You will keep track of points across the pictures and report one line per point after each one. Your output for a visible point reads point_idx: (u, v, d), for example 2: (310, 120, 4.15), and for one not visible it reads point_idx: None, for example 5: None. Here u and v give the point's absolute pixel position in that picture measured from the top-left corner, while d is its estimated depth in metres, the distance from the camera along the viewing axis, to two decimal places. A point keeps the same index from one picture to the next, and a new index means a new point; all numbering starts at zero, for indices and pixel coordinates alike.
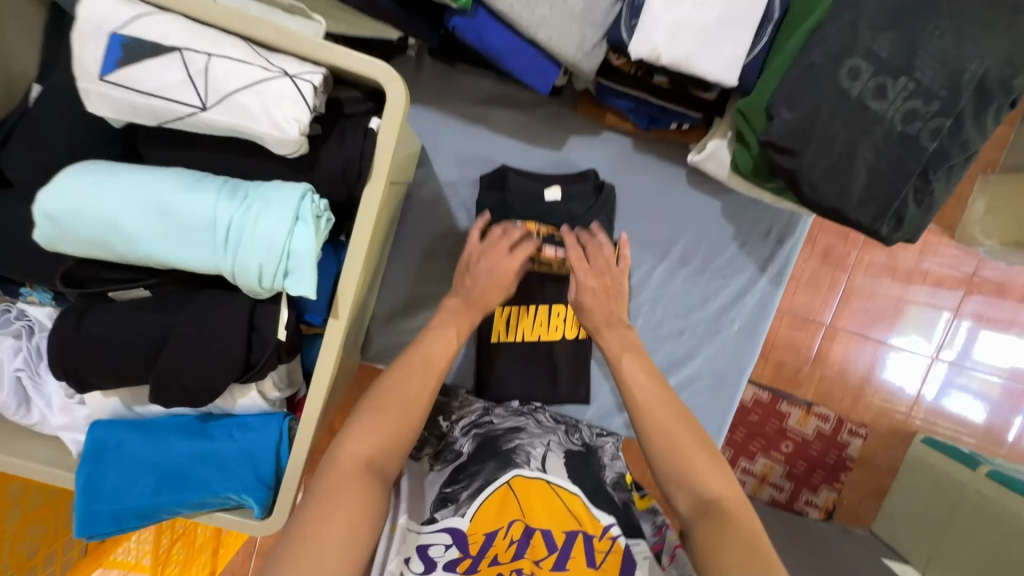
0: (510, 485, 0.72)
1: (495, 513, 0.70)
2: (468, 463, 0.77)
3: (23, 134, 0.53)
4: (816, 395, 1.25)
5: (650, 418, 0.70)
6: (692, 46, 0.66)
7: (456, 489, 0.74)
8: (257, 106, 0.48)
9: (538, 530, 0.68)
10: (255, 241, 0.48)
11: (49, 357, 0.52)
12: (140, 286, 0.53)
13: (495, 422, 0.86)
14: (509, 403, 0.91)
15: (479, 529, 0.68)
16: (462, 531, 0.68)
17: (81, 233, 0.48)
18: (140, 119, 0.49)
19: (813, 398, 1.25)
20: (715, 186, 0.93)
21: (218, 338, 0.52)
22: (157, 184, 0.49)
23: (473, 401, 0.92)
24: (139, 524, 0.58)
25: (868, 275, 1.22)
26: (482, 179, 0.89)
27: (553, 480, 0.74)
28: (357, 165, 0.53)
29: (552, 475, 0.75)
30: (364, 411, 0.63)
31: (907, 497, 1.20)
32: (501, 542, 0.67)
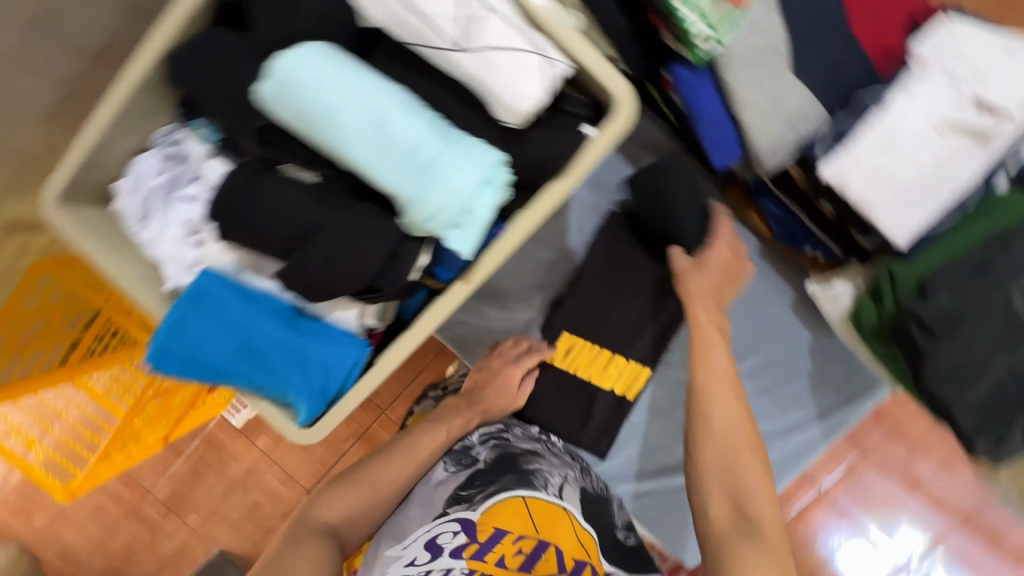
0: (526, 501, 0.76)
1: (507, 516, 0.75)
2: (486, 472, 0.80)
3: None
4: None
5: (717, 411, 0.73)
6: (881, 194, 0.67)
7: (471, 492, 0.78)
8: (504, 68, 0.49)
9: (553, 546, 0.73)
10: (447, 185, 0.49)
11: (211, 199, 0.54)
12: (314, 171, 0.55)
13: (515, 440, 0.87)
14: (529, 428, 0.93)
15: (491, 524, 0.74)
16: (473, 523, 0.74)
17: (298, 102, 0.49)
18: (394, 30, 0.51)
19: None
20: (814, 321, 0.92)
21: (361, 250, 0.53)
22: (384, 95, 0.50)
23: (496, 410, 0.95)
24: (192, 379, 0.58)
25: (879, 466, 1.19)
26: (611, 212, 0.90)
27: (568, 508, 0.79)
28: (556, 159, 0.54)
29: (567, 503, 0.80)
30: (342, 483, 0.76)
31: None
32: (509, 545, 0.72)
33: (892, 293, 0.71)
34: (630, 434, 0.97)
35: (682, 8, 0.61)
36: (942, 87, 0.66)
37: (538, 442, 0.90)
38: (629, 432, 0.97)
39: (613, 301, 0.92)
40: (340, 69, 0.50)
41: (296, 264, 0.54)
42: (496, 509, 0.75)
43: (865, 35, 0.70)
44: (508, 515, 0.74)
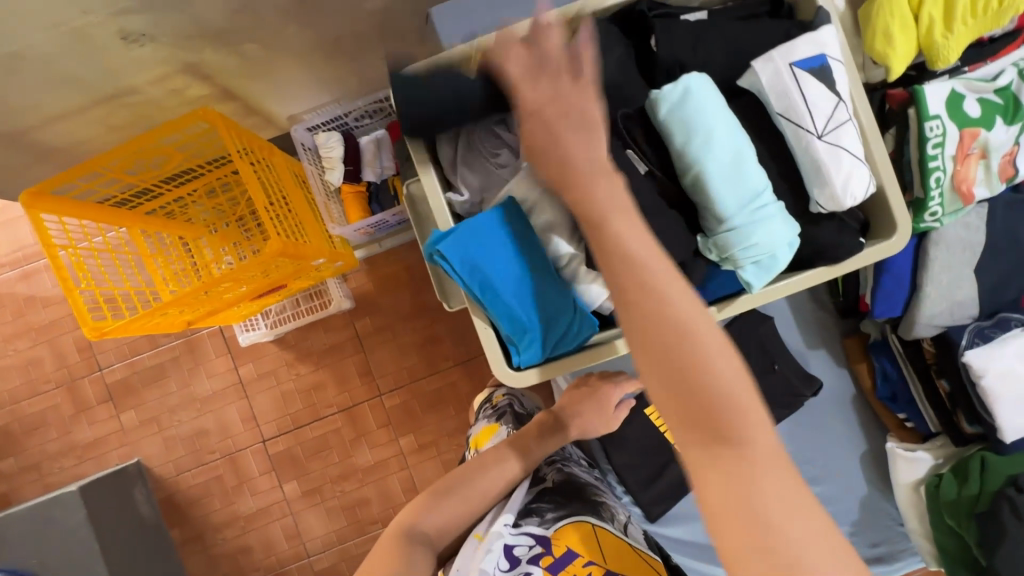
0: (594, 529, 0.76)
1: (577, 541, 0.74)
2: (553, 493, 0.82)
3: (689, 26, 0.64)
4: None
5: None
6: (1005, 394, 0.81)
7: (541, 506, 0.79)
8: (844, 168, 0.60)
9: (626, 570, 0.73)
10: (774, 229, 0.58)
11: None
12: (643, 168, 0.62)
13: (578, 471, 0.92)
14: (591, 468, 0.97)
15: (561, 543, 0.73)
16: (544, 538, 0.74)
17: (687, 114, 0.58)
18: (771, 100, 0.61)
19: None
20: (873, 478, 1.02)
21: (661, 246, 0.60)
22: (748, 141, 0.60)
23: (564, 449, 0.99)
24: (458, 283, 0.62)
25: None
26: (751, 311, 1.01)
27: (634, 541, 0.80)
28: (836, 251, 0.64)
29: (633, 536, 0.80)
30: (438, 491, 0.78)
31: None
32: (580, 567, 0.72)
33: (979, 478, 0.82)
34: (682, 510, 1.02)
35: (933, 188, 0.74)
36: None
37: (602, 480, 0.95)
38: (682, 508, 1.01)
39: None
40: (725, 104, 0.59)
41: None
42: (563, 527, 0.75)
43: None
44: (576, 536, 0.74)
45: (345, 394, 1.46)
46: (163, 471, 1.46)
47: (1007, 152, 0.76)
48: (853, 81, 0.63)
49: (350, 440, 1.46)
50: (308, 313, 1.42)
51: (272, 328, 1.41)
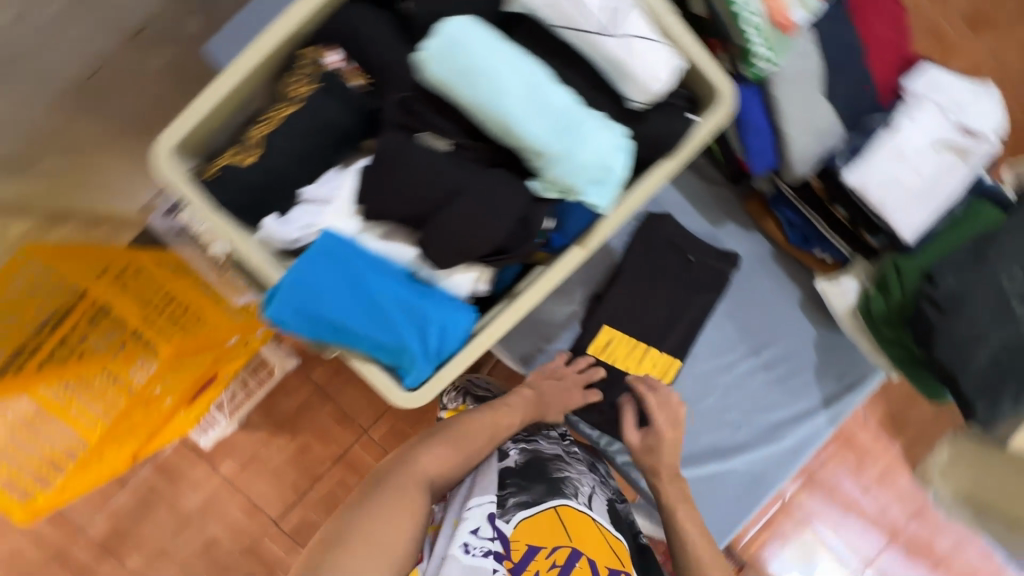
0: (557, 511, 0.79)
1: (541, 531, 0.75)
2: (519, 475, 0.84)
3: None
4: (751, 559, 1.56)
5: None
6: (893, 198, 0.80)
7: (505, 493, 0.80)
8: (644, 54, 0.56)
9: (585, 556, 0.75)
10: (592, 147, 0.55)
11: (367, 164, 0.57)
12: (449, 139, 0.58)
13: (544, 446, 0.94)
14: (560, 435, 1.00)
15: (522, 539, 0.74)
16: (507, 535, 0.74)
17: (461, 65, 0.53)
18: (545, 14, 0.57)
19: (747, 560, 1.56)
20: (820, 318, 1.04)
21: (494, 210, 0.57)
22: (535, 66, 0.56)
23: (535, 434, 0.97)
24: (309, 335, 0.57)
25: (828, 482, 1.52)
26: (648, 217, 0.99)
27: (596, 519, 0.82)
28: (672, 139, 0.61)
29: (595, 513, 0.83)
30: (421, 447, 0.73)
31: None
32: (543, 561, 0.73)
33: (898, 283, 0.83)
34: None
35: (751, 32, 0.71)
36: (935, 114, 0.83)
37: (568, 450, 0.97)
38: None
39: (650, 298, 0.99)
40: (499, 41, 0.55)
41: (441, 219, 0.56)
42: (527, 519, 0.77)
43: (876, 71, 0.86)
44: (540, 525, 0.76)
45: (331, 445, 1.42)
46: None
47: None
48: None
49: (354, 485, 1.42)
50: (258, 391, 1.36)
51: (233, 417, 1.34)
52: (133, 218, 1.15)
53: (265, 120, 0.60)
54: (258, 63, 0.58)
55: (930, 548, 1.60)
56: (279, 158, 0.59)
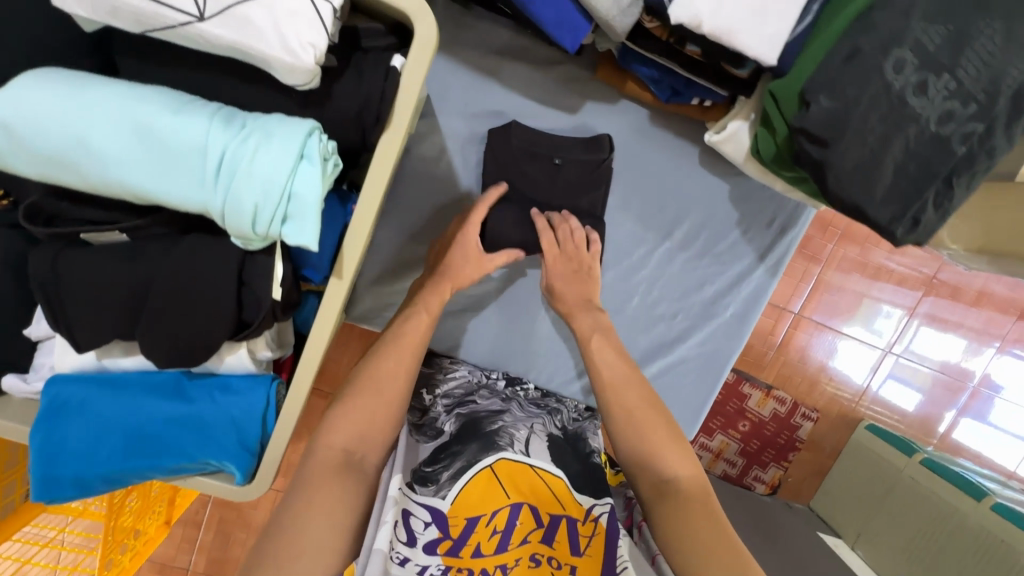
0: (492, 467, 0.76)
1: (476, 497, 0.74)
2: (451, 443, 0.81)
3: None
4: (776, 378, 1.57)
5: (617, 397, 0.79)
6: (737, 19, 0.62)
7: (436, 469, 0.77)
8: (265, 23, 0.40)
9: (527, 505, 0.74)
10: (254, 174, 0.42)
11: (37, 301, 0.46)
12: (116, 229, 0.46)
13: (479, 403, 0.89)
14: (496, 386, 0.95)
15: (460, 512, 0.72)
16: (442, 512, 0.72)
17: (42, 150, 0.40)
18: (120, 24, 0.41)
19: (773, 381, 1.57)
20: (727, 167, 0.89)
21: (203, 292, 0.47)
22: (139, 101, 0.42)
23: (459, 372, 0.95)
24: (101, 489, 0.52)
25: (839, 269, 1.52)
26: (490, 139, 0.84)
27: (536, 463, 0.78)
28: (375, 107, 0.46)
29: (535, 458, 0.79)
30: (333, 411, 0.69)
31: (847, 473, 1.56)
32: (484, 529, 0.72)
33: (780, 114, 0.68)
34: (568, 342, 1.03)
35: None
36: None
37: (506, 399, 0.93)
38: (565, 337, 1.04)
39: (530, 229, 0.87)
40: (77, 94, 0.41)
41: (151, 320, 0.47)
42: (461, 488, 0.74)
43: None
44: (475, 489, 0.74)
45: None
46: None
47: None
48: None
49: None
50: None
51: None
52: None
53: None
54: None
55: (953, 287, 1.56)
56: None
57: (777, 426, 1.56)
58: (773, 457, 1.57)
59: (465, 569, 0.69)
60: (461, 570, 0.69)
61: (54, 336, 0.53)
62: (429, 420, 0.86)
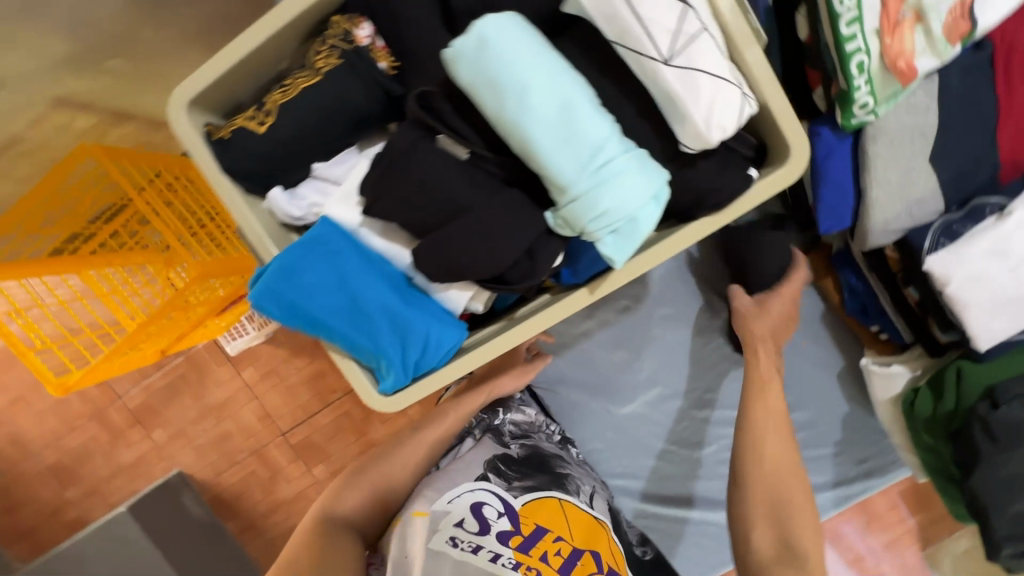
0: (562, 503, 0.80)
1: (545, 513, 0.77)
2: (526, 464, 0.84)
3: None
4: None
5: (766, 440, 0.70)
6: (981, 298, 0.68)
7: (509, 472, 0.82)
8: (708, 94, 0.48)
9: (590, 551, 0.76)
10: (622, 188, 0.48)
11: (376, 167, 0.54)
12: (467, 147, 0.53)
13: (545, 441, 0.91)
14: (555, 432, 0.94)
15: (531, 517, 0.76)
16: (514, 508, 0.76)
17: (492, 72, 0.47)
18: (603, 26, 0.48)
19: None
20: (856, 394, 0.94)
21: (495, 239, 0.52)
22: (578, 86, 0.48)
23: (529, 408, 0.95)
24: (287, 324, 0.54)
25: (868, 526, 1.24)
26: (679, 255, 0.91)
27: (597, 516, 0.83)
28: (718, 195, 0.53)
29: (596, 512, 0.84)
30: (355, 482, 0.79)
31: None
32: (550, 543, 0.75)
33: (954, 391, 0.73)
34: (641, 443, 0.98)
35: (858, 75, 0.60)
36: None
37: (563, 448, 0.93)
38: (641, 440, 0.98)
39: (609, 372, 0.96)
40: (540, 49, 0.48)
41: (440, 233, 0.53)
42: (533, 499, 0.78)
43: (1004, 141, 0.69)
44: (544, 509, 0.78)
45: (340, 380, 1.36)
46: (201, 477, 1.41)
47: (951, 6, 0.59)
48: None
49: (360, 420, 1.39)
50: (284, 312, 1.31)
51: (260, 330, 1.31)
52: None
53: (287, 82, 0.56)
54: (274, 33, 0.54)
55: None
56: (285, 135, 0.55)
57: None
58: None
59: (533, 567, 0.72)
60: (531, 569, 0.72)
61: (337, 184, 0.60)
62: (498, 433, 0.89)
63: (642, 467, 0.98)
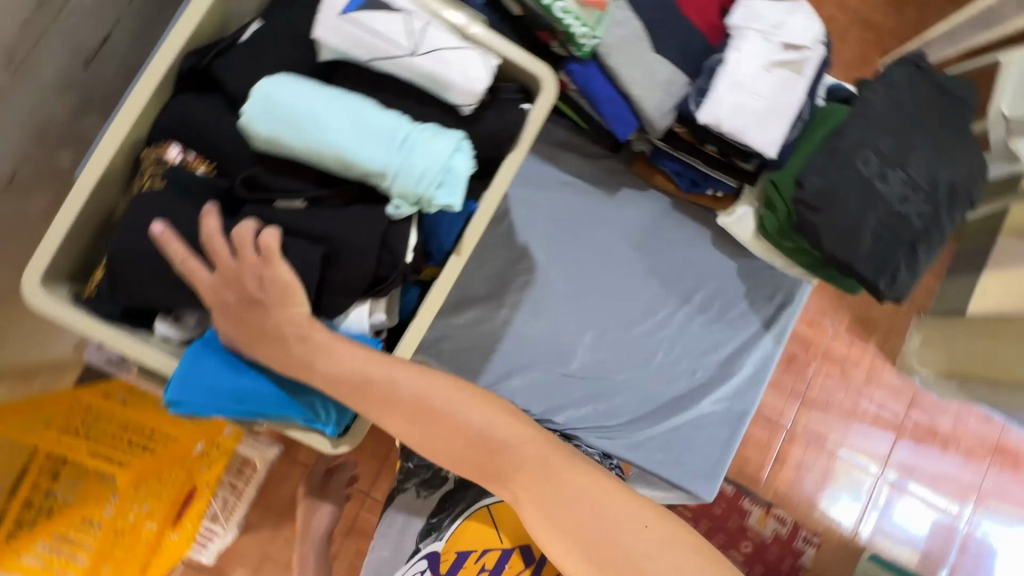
0: (490, 510, 0.93)
1: (471, 537, 0.92)
2: (455, 493, 0.96)
3: (238, 55, 0.62)
4: (774, 498, 1.71)
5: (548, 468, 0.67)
6: (746, 122, 0.86)
7: (440, 518, 0.95)
8: (455, 62, 0.61)
9: (515, 551, 0.92)
10: (427, 151, 0.57)
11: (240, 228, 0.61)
12: (300, 197, 0.61)
13: None
14: None
15: (453, 550, 0.92)
16: (438, 554, 0.92)
17: (284, 115, 0.56)
18: (355, 52, 0.60)
19: (771, 499, 1.70)
20: (734, 249, 1.09)
21: (355, 246, 0.60)
22: (357, 97, 0.59)
23: None
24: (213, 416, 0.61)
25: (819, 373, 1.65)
26: (544, 235, 1.05)
27: None
28: (508, 131, 0.65)
29: None
30: None
31: None
32: (475, 563, 0.91)
33: (780, 197, 0.89)
34: (604, 389, 1.04)
35: (564, 15, 0.77)
36: (758, 39, 0.88)
37: None
38: (604, 386, 1.04)
39: (548, 345, 1.03)
40: (313, 86, 0.58)
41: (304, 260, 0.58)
42: (457, 529, 0.93)
43: (696, 16, 0.91)
44: (469, 532, 0.92)
45: (336, 520, 1.26)
46: None
47: None
48: None
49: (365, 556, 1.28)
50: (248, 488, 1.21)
51: (229, 524, 1.18)
52: (70, 356, 1.08)
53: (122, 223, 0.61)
54: (95, 187, 0.60)
55: (908, 430, 1.75)
56: (127, 264, 0.57)
57: (780, 548, 1.69)
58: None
59: None
60: None
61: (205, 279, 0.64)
62: (434, 472, 0.99)
63: (623, 404, 1.04)
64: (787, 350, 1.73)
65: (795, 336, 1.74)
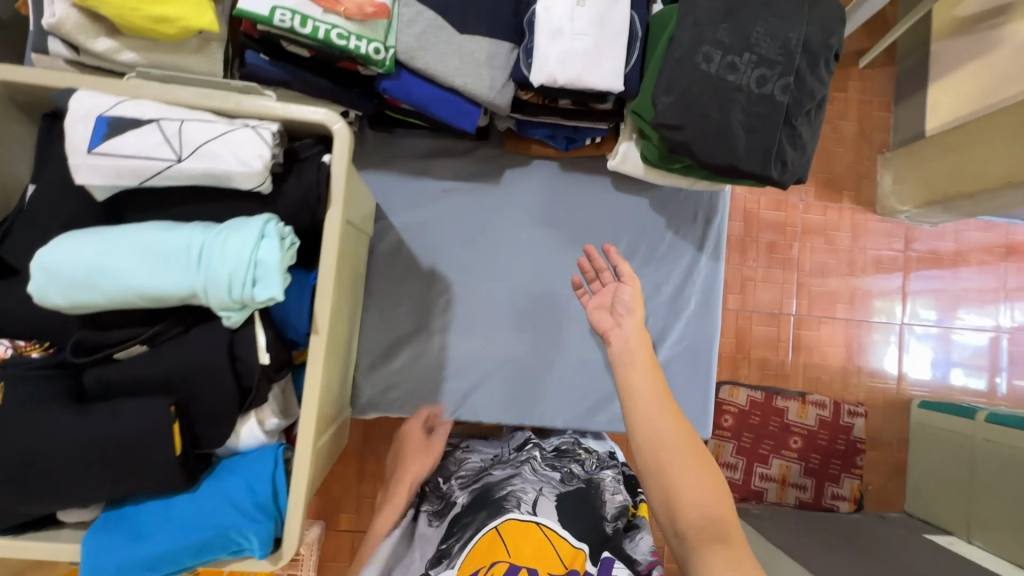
0: (499, 528, 0.75)
1: (479, 557, 0.73)
2: (463, 514, 0.81)
3: (24, 230, 0.60)
4: (806, 386, 1.65)
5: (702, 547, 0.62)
6: (580, 65, 0.80)
7: (449, 543, 0.77)
8: (224, 150, 0.57)
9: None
10: (225, 254, 0.54)
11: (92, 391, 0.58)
12: (137, 341, 0.58)
13: (494, 473, 0.88)
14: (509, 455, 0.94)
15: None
16: None
17: (70, 278, 0.53)
18: (122, 182, 0.57)
19: (805, 388, 1.64)
20: (639, 185, 1.04)
21: (205, 372, 0.57)
22: (142, 228, 0.56)
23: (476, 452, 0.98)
24: None
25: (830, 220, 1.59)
26: (448, 247, 1.01)
27: (542, 521, 0.76)
28: (314, 192, 0.62)
29: (541, 516, 0.77)
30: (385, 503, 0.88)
31: (925, 462, 1.59)
32: None
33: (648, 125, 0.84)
34: (564, 371, 1.02)
35: (347, 41, 0.74)
36: None
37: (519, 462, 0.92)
38: (563, 368, 1.02)
39: (493, 353, 1.01)
40: (93, 235, 0.55)
41: (156, 408, 0.55)
42: (466, 553, 0.74)
43: None
44: (477, 555, 0.73)
45: None
46: None
47: None
48: (158, 90, 0.60)
49: None
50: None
51: None
52: None
53: None
54: None
55: (922, 267, 1.68)
56: None
57: (829, 432, 1.63)
58: (840, 467, 1.62)
59: None
60: None
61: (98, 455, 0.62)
62: (445, 499, 0.88)
63: (590, 379, 1.02)
64: (763, 241, 1.65)
65: (767, 224, 1.66)
